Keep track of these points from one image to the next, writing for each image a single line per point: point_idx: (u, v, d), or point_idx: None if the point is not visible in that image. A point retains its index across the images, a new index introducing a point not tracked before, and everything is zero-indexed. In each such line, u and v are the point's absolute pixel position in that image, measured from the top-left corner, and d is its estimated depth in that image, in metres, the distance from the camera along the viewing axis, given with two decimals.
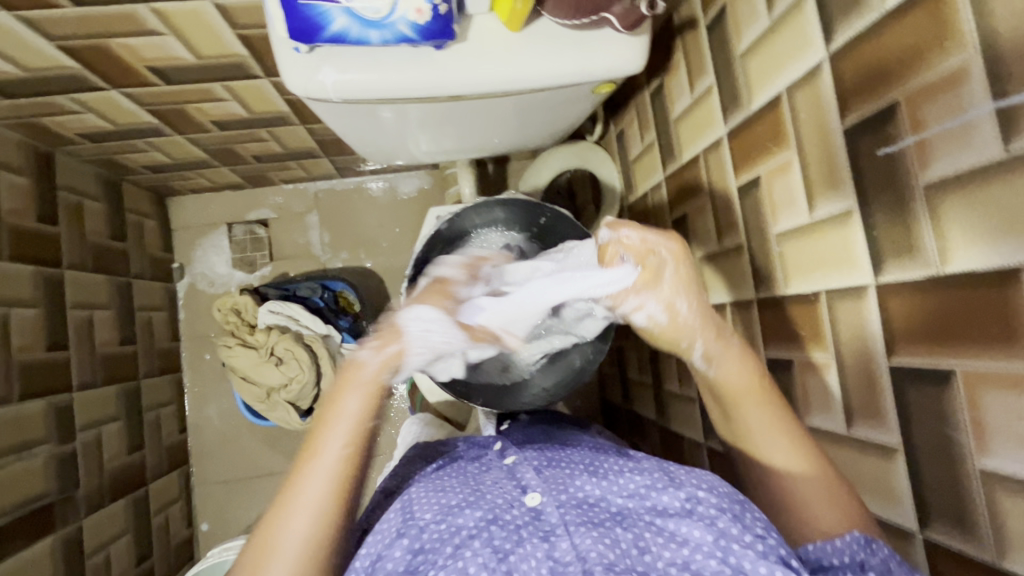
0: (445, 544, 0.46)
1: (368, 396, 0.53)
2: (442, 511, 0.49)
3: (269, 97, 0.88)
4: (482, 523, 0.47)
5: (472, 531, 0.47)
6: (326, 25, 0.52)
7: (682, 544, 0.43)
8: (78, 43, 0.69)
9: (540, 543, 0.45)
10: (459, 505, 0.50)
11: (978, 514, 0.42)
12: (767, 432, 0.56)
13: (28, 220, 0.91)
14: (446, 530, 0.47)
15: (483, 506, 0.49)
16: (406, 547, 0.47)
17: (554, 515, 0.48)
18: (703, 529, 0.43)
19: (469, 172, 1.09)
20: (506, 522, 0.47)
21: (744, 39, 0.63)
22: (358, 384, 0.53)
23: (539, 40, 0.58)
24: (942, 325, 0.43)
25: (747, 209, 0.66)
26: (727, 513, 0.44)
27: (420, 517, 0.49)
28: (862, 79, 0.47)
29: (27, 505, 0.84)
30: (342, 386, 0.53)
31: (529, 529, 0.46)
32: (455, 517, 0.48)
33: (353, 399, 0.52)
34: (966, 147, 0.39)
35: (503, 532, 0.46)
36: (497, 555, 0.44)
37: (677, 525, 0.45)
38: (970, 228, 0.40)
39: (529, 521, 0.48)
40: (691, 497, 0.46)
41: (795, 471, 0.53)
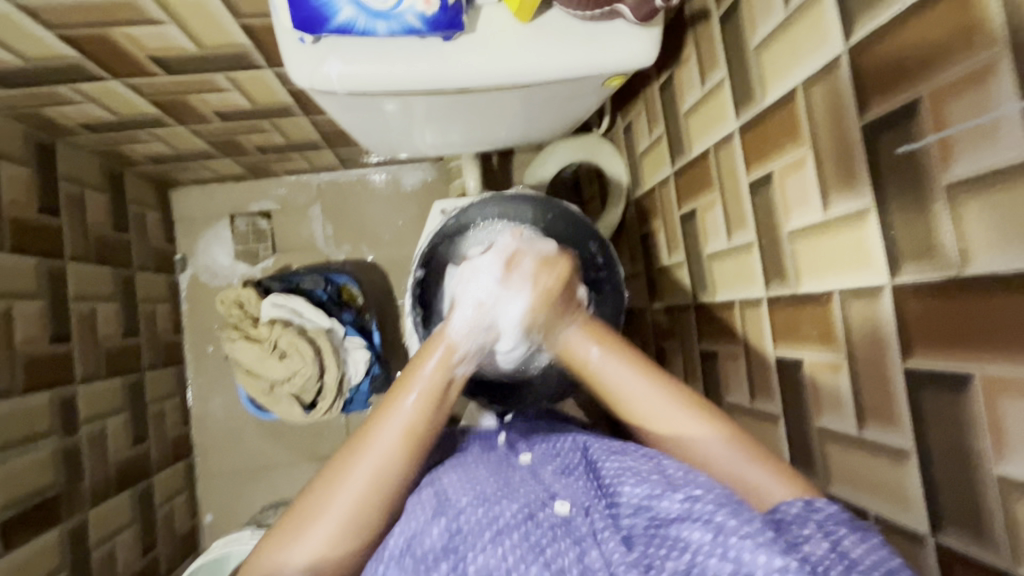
0: (484, 530, 0.46)
1: (428, 391, 0.53)
2: (478, 497, 0.49)
3: (273, 87, 0.87)
4: (519, 517, 0.47)
5: (511, 522, 0.46)
6: (332, 15, 0.52)
7: (684, 550, 0.41)
8: (78, 32, 0.68)
9: (574, 545, 0.45)
10: (495, 495, 0.49)
11: (993, 520, 0.41)
12: (674, 414, 0.53)
13: (31, 211, 0.90)
14: (484, 517, 0.47)
15: (519, 500, 0.49)
16: (443, 526, 0.46)
17: (585, 523, 0.47)
18: (702, 528, 0.42)
19: (474, 165, 1.08)
20: (540, 520, 0.47)
21: (758, 32, 0.62)
22: (419, 382, 0.53)
23: (549, 32, 0.57)
24: (960, 327, 0.42)
25: (758, 206, 0.65)
26: (725, 507, 0.42)
27: (457, 500, 0.49)
28: (883, 74, 0.46)
29: (34, 497, 0.84)
30: (401, 385, 0.53)
31: (562, 532, 0.46)
32: (493, 506, 0.48)
33: (410, 397, 0.52)
34: (992, 146, 0.38)
35: (539, 529, 0.46)
36: (534, 549, 0.44)
37: (678, 530, 0.43)
38: (992, 230, 0.39)
39: (561, 526, 0.47)
40: (689, 496, 0.44)
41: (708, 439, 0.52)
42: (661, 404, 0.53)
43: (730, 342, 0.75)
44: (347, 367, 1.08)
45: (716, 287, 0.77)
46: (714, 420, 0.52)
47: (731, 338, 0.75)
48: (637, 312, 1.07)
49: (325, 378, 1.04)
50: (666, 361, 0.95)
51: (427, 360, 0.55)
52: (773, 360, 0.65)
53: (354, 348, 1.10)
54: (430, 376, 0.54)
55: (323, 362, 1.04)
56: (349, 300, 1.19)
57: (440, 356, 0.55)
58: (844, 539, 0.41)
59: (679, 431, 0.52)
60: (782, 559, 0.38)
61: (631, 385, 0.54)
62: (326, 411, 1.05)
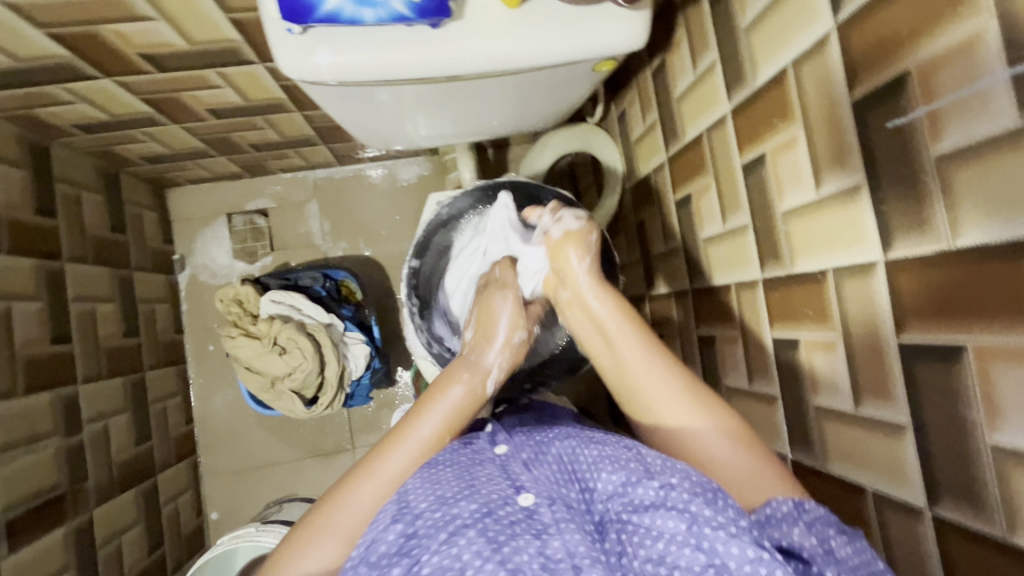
0: (439, 532, 0.45)
1: (446, 424, 0.59)
2: (437, 501, 0.48)
3: (265, 83, 0.87)
4: (476, 515, 0.46)
5: (466, 522, 0.45)
6: (318, 5, 0.51)
7: (658, 538, 0.42)
8: (68, 30, 0.68)
9: (533, 539, 0.44)
10: (454, 497, 0.48)
11: (988, 491, 0.41)
12: (664, 386, 0.56)
13: (27, 213, 0.90)
14: (441, 518, 0.46)
15: (478, 499, 0.47)
16: (400, 531, 0.47)
17: (547, 514, 0.46)
18: (677, 518, 0.42)
19: (468, 157, 1.08)
20: (500, 516, 0.46)
21: (748, 13, 0.61)
22: (440, 412, 0.60)
23: (537, 17, 0.57)
24: (952, 299, 0.42)
25: (752, 188, 0.65)
26: (699, 496, 0.43)
27: (415, 506, 0.49)
28: (872, 46, 0.46)
29: (38, 497, 0.85)
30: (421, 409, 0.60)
31: (522, 526, 0.45)
32: (450, 507, 0.47)
33: (428, 423, 0.59)
34: (980, 116, 0.38)
35: (497, 525, 0.45)
36: (491, 545, 0.43)
37: (652, 518, 0.43)
38: (983, 201, 0.39)
39: (522, 518, 0.46)
40: (665, 484, 0.45)
41: (697, 427, 0.53)
42: (658, 375, 0.57)
43: (727, 325, 0.75)
44: (348, 361, 1.09)
45: (712, 271, 0.77)
46: (725, 416, 0.54)
47: (728, 321, 0.75)
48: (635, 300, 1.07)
49: (325, 373, 1.05)
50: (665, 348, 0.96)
51: (449, 391, 0.62)
52: (770, 341, 0.65)
53: (354, 343, 1.10)
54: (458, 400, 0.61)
55: (323, 356, 1.04)
56: (348, 296, 1.20)
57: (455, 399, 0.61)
58: (832, 538, 0.42)
59: (692, 423, 0.54)
60: (753, 551, 0.39)
61: (609, 323, 0.62)
62: (327, 405, 1.06)
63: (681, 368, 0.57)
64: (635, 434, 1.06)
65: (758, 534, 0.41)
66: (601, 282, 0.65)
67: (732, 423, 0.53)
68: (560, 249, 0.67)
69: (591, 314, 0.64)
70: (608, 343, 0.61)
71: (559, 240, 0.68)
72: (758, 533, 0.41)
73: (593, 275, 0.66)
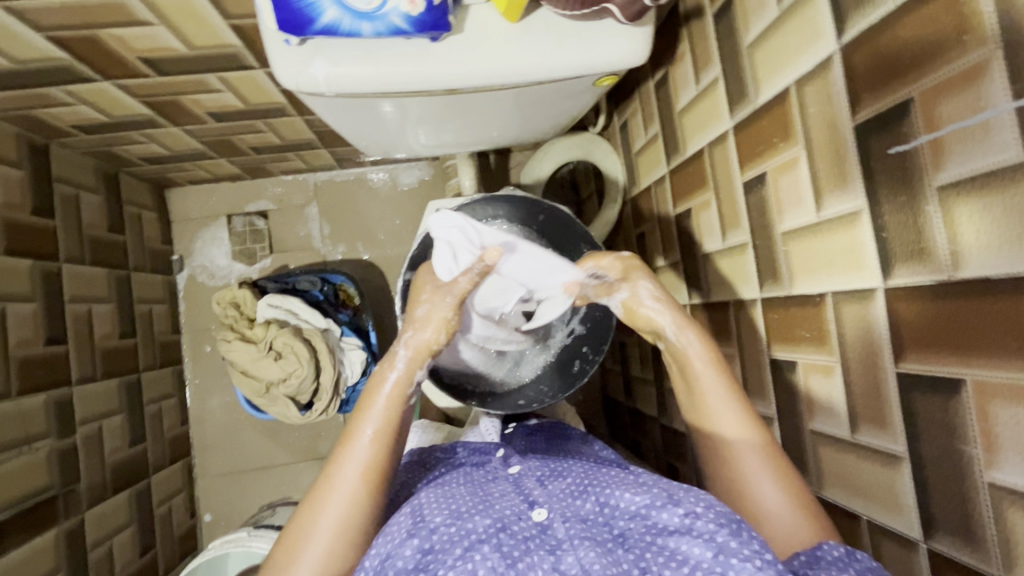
0: (454, 546, 0.46)
1: (386, 422, 0.57)
2: (451, 516, 0.49)
3: (265, 88, 0.86)
4: (491, 529, 0.47)
5: (481, 536, 0.46)
6: (316, 17, 0.51)
7: (683, 563, 0.42)
8: (67, 34, 0.67)
9: (547, 555, 0.44)
10: (469, 512, 0.50)
11: (984, 527, 0.41)
12: (719, 395, 0.58)
13: (25, 213, 0.90)
14: (457, 532, 0.47)
15: (492, 515, 0.49)
16: (416, 546, 0.47)
17: (561, 531, 0.47)
18: (702, 545, 0.42)
19: (469, 164, 1.07)
20: (514, 531, 0.47)
21: (752, 30, 0.61)
22: (375, 414, 0.57)
23: (538, 32, 0.56)
24: (949, 332, 0.41)
25: (752, 206, 0.64)
26: (725, 527, 0.43)
27: (430, 520, 0.49)
28: (875, 72, 0.45)
29: (29, 499, 0.84)
30: (371, 387, 0.59)
31: (536, 542, 0.46)
32: (465, 521, 0.48)
33: (382, 394, 0.58)
34: (983, 147, 0.37)
35: (511, 540, 0.46)
36: (505, 561, 0.44)
37: (677, 542, 0.43)
38: (986, 234, 0.38)
39: (536, 534, 0.47)
40: (689, 512, 0.45)
41: (736, 436, 0.56)
42: (720, 395, 0.58)
43: (725, 343, 0.74)
44: (344, 367, 1.09)
45: (711, 287, 0.77)
46: (759, 431, 0.56)
47: (726, 339, 0.74)
48: None
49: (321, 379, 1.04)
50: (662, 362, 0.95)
51: (381, 388, 0.59)
52: (767, 362, 0.65)
53: (350, 348, 1.10)
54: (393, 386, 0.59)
55: (319, 362, 1.04)
56: (346, 301, 1.19)
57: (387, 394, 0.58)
58: None
59: (736, 436, 0.56)
60: None
61: (708, 386, 0.59)
62: (321, 410, 1.05)
63: (735, 391, 0.58)
64: (632, 446, 1.06)
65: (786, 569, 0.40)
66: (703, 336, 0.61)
67: (760, 436, 0.56)
68: (637, 311, 0.63)
69: (688, 368, 0.61)
70: (700, 399, 0.59)
71: (634, 305, 0.63)
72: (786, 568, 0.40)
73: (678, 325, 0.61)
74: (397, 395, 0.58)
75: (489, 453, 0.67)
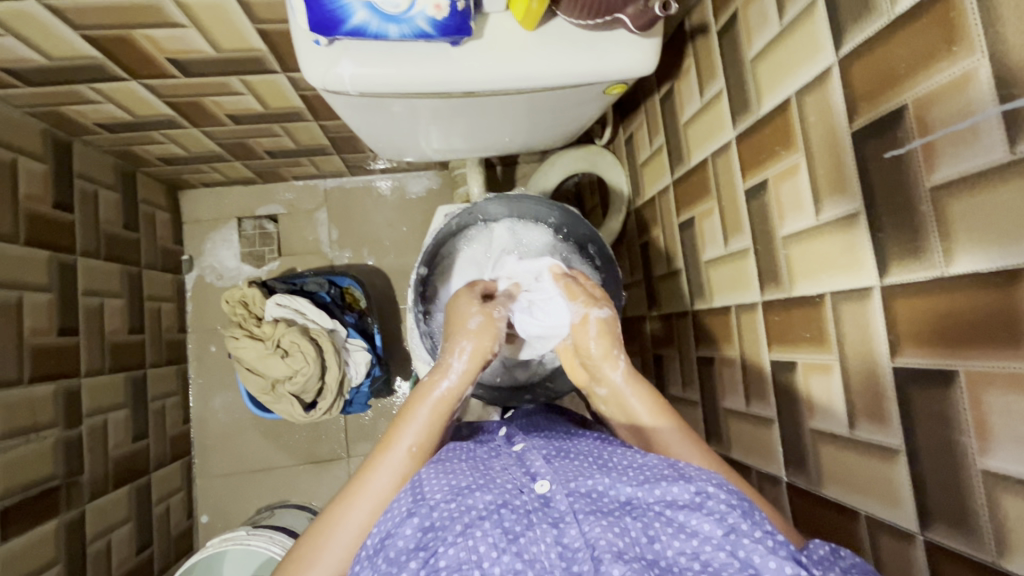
0: (455, 523, 0.47)
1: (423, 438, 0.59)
2: (451, 492, 0.50)
3: (286, 92, 0.90)
4: (492, 505, 0.48)
5: (482, 513, 0.47)
6: (346, 18, 0.54)
7: (692, 536, 0.45)
8: (103, 33, 0.71)
9: (550, 529, 0.46)
10: (468, 488, 0.50)
11: (980, 517, 0.42)
12: (631, 394, 0.65)
13: (46, 206, 0.92)
14: (457, 508, 0.48)
15: (493, 490, 0.50)
16: (416, 525, 0.48)
17: (563, 503, 0.49)
18: (714, 523, 0.44)
19: (478, 172, 1.10)
20: (516, 506, 0.48)
21: (754, 45, 0.64)
22: (416, 427, 0.60)
23: (552, 40, 0.60)
24: (943, 327, 0.43)
25: (754, 212, 0.67)
26: (737, 509, 0.45)
27: (430, 497, 0.50)
28: (871, 82, 0.48)
29: (35, 487, 0.85)
30: (414, 401, 0.62)
31: (538, 515, 0.48)
32: (465, 498, 0.49)
33: (423, 411, 0.61)
34: (972, 150, 0.40)
35: (513, 514, 0.47)
36: (507, 536, 0.45)
37: (686, 517, 0.45)
38: (974, 233, 0.40)
39: (538, 507, 0.49)
40: (701, 491, 0.47)
41: (657, 425, 0.61)
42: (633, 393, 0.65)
43: (727, 347, 0.76)
44: (349, 367, 1.10)
45: (713, 292, 0.79)
46: (670, 415, 0.62)
47: (727, 342, 0.76)
48: (637, 320, 1.08)
49: (327, 378, 1.05)
50: (664, 367, 0.97)
51: (428, 396, 0.62)
52: (768, 363, 0.66)
53: (356, 349, 1.12)
54: (438, 400, 0.63)
55: (324, 361, 1.05)
56: (353, 304, 1.21)
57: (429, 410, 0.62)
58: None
59: (655, 423, 0.61)
60: (791, 567, 0.41)
61: (643, 417, 0.63)
62: (325, 409, 1.06)
63: (653, 393, 0.64)
64: None
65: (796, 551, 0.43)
66: (636, 378, 0.66)
67: (677, 423, 0.60)
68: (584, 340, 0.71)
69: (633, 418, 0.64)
70: (637, 427, 0.64)
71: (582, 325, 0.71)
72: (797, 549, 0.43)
73: (627, 373, 0.67)
74: (433, 415, 0.61)
75: (491, 430, 0.69)
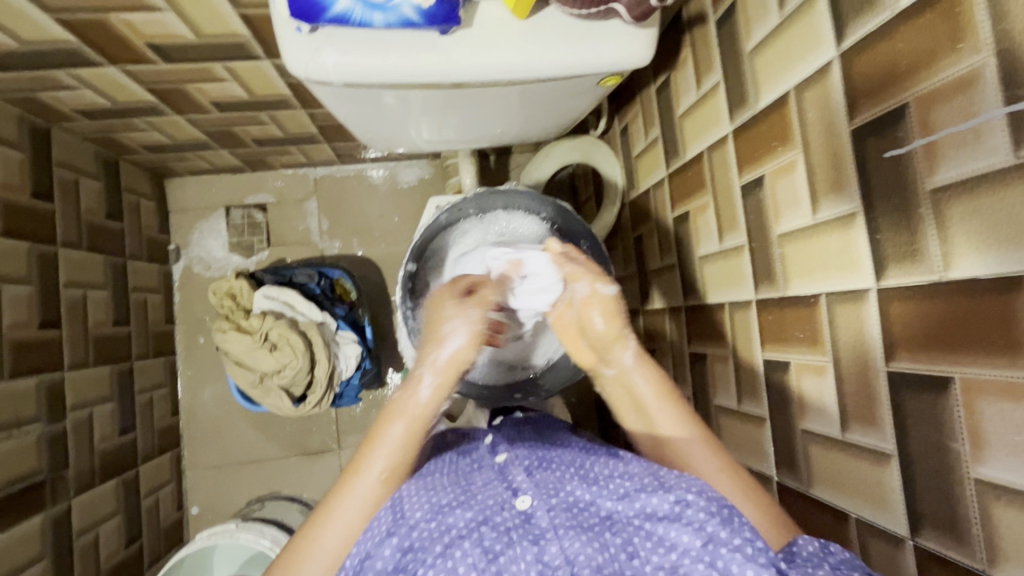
0: (434, 544, 0.47)
1: (396, 458, 0.55)
2: (431, 510, 0.50)
3: (271, 79, 0.87)
4: (472, 524, 0.48)
5: (461, 532, 0.47)
6: (329, 5, 0.52)
7: (670, 549, 0.44)
8: (77, 17, 0.68)
9: (530, 546, 0.45)
10: (449, 506, 0.50)
11: (970, 524, 0.42)
12: (654, 401, 0.62)
13: (24, 196, 0.90)
14: (437, 529, 0.48)
15: (473, 507, 0.49)
16: (394, 546, 0.48)
17: (544, 519, 0.48)
18: (692, 533, 0.44)
19: (470, 163, 1.08)
20: (496, 523, 0.48)
21: (753, 37, 0.62)
22: (387, 447, 0.55)
23: (544, 29, 0.57)
24: (938, 333, 0.42)
25: (750, 209, 0.65)
26: (716, 516, 0.44)
27: (410, 516, 0.50)
28: (871, 79, 0.47)
29: (19, 482, 0.84)
30: (388, 416, 0.58)
31: (519, 532, 0.47)
32: (445, 516, 0.49)
33: (397, 428, 0.57)
34: (976, 151, 0.39)
35: (493, 533, 0.47)
36: (487, 555, 0.45)
37: (665, 529, 0.45)
38: (975, 238, 0.39)
39: (519, 524, 0.48)
40: (680, 500, 0.46)
41: (674, 434, 0.59)
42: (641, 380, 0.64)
43: (719, 344, 0.75)
44: (338, 361, 1.09)
45: (706, 289, 0.78)
46: (691, 423, 0.60)
47: (721, 340, 0.75)
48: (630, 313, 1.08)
49: (316, 372, 1.03)
50: (657, 362, 0.97)
51: (403, 411, 0.57)
52: (760, 361, 0.66)
53: (345, 342, 1.10)
54: (413, 416, 0.57)
55: (314, 354, 1.03)
56: (343, 296, 1.20)
57: (405, 422, 0.57)
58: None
59: (676, 432, 0.59)
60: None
61: (651, 403, 0.62)
62: (315, 403, 1.05)
63: (671, 393, 0.62)
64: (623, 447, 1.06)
65: (776, 557, 0.42)
66: (646, 359, 0.65)
67: (698, 430, 0.59)
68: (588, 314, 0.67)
69: (637, 399, 0.63)
70: (646, 414, 0.62)
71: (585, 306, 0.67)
72: (775, 555, 0.42)
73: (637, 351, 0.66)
74: (407, 432, 0.57)
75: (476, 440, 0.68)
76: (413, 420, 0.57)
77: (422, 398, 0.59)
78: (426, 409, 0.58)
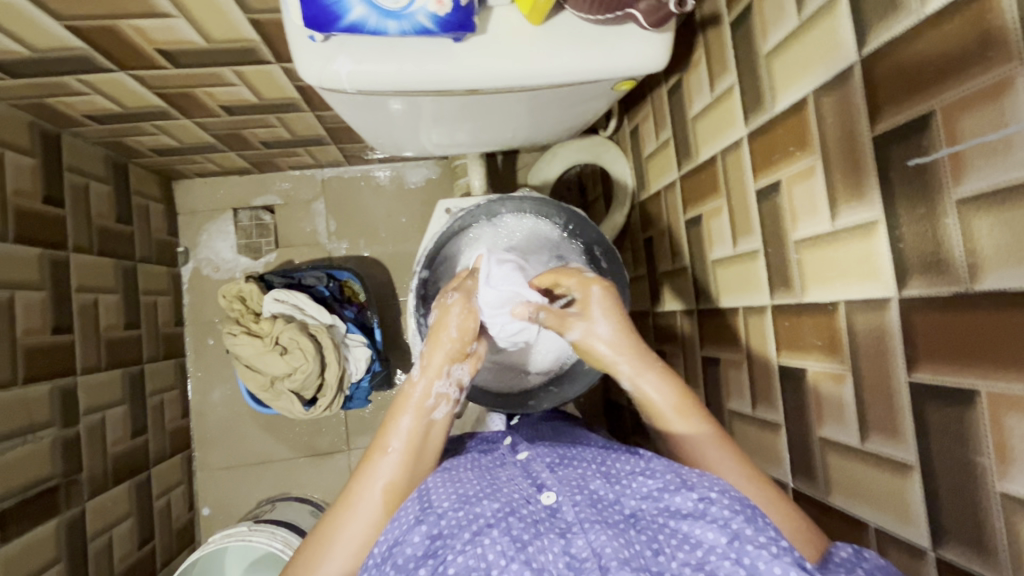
0: (463, 531, 0.46)
1: (410, 442, 0.58)
2: (459, 500, 0.50)
3: (280, 83, 0.86)
4: (499, 514, 0.47)
5: (489, 521, 0.47)
6: (343, 14, 0.51)
7: (696, 546, 0.43)
8: (88, 24, 0.67)
9: (557, 539, 0.45)
10: (476, 496, 0.50)
11: (995, 537, 0.41)
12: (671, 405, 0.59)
13: (35, 201, 0.90)
14: (464, 517, 0.48)
15: (500, 499, 0.49)
16: (424, 533, 0.47)
17: (570, 514, 0.48)
18: (717, 530, 0.43)
19: (479, 164, 1.07)
20: (523, 515, 0.48)
21: (769, 40, 0.61)
22: (400, 433, 0.58)
23: (558, 34, 0.57)
24: (964, 345, 0.42)
25: (765, 213, 0.65)
26: (740, 514, 0.44)
27: (438, 505, 0.49)
28: (897, 86, 0.46)
29: (32, 488, 0.84)
30: (397, 407, 0.60)
31: (546, 525, 0.47)
32: (473, 506, 0.49)
33: (406, 417, 0.59)
34: (1005, 162, 0.38)
35: (521, 523, 0.47)
36: (516, 544, 0.44)
37: (690, 526, 0.44)
38: (1003, 251, 0.39)
39: (545, 518, 0.48)
40: (704, 498, 0.46)
41: (691, 432, 0.58)
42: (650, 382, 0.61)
43: (733, 348, 0.75)
44: (348, 363, 1.09)
45: (720, 293, 0.77)
46: (707, 421, 0.58)
47: (734, 344, 0.75)
48: (640, 314, 1.07)
49: (326, 375, 1.03)
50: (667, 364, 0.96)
51: (410, 400, 0.60)
52: (776, 367, 0.65)
53: (355, 345, 1.11)
54: (420, 403, 0.60)
55: (324, 358, 1.03)
56: (351, 297, 1.20)
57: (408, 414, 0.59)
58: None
59: (691, 432, 0.58)
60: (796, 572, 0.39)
61: (669, 414, 0.59)
62: (326, 406, 1.05)
63: (688, 396, 0.60)
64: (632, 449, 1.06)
65: (802, 557, 0.41)
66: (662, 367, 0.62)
67: (713, 429, 0.58)
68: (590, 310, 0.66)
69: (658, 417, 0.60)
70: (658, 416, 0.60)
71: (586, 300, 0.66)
72: (801, 555, 0.41)
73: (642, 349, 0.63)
74: (418, 417, 0.59)
75: (495, 441, 0.67)
76: (417, 410, 0.60)
77: (431, 385, 0.62)
78: (434, 394, 0.61)
